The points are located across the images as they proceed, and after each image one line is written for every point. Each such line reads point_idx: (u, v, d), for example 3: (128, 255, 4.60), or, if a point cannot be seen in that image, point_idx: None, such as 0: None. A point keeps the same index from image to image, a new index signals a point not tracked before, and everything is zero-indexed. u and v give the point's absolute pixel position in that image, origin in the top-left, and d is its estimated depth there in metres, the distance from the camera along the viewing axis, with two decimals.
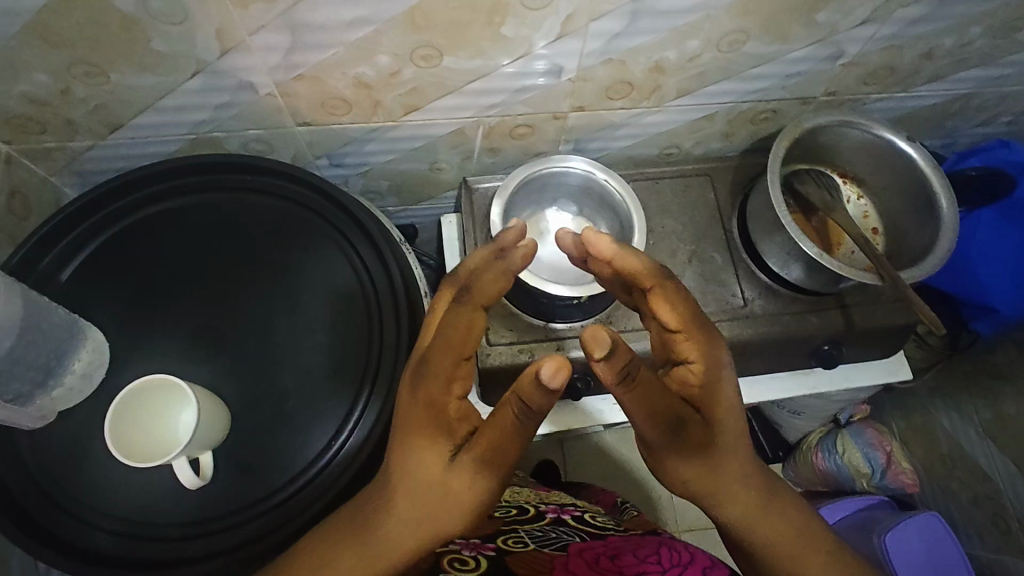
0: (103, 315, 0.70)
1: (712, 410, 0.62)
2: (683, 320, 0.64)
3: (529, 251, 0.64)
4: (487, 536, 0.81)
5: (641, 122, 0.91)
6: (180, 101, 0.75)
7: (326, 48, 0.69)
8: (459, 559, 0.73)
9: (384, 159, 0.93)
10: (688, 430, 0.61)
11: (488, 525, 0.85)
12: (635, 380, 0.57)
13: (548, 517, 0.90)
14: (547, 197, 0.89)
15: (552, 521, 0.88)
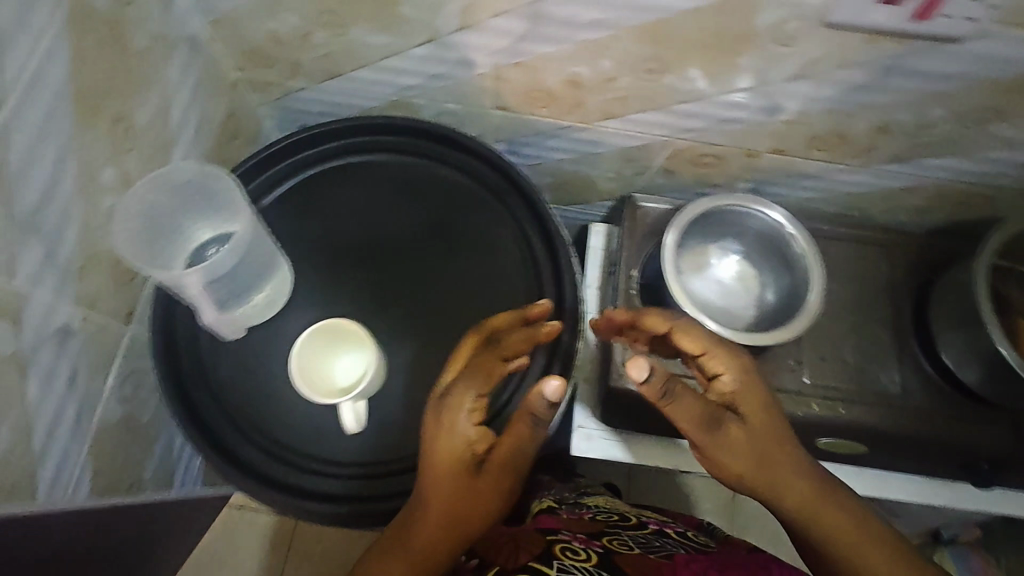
0: (295, 249, 0.76)
1: (749, 410, 0.64)
2: (704, 342, 0.66)
3: (554, 332, 0.67)
4: (590, 534, 0.77)
5: (834, 177, 0.86)
6: (400, 65, 0.78)
7: (556, 43, 0.69)
8: (569, 549, 0.70)
9: (559, 157, 0.94)
10: (738, 443, 0.63)
11: (587, 524, 0.81)
12: (670, 397, 0.61)
13: (650, 527, 0.84)
14: (716, 233, 0.86)
15: (653, 532, 0.82)
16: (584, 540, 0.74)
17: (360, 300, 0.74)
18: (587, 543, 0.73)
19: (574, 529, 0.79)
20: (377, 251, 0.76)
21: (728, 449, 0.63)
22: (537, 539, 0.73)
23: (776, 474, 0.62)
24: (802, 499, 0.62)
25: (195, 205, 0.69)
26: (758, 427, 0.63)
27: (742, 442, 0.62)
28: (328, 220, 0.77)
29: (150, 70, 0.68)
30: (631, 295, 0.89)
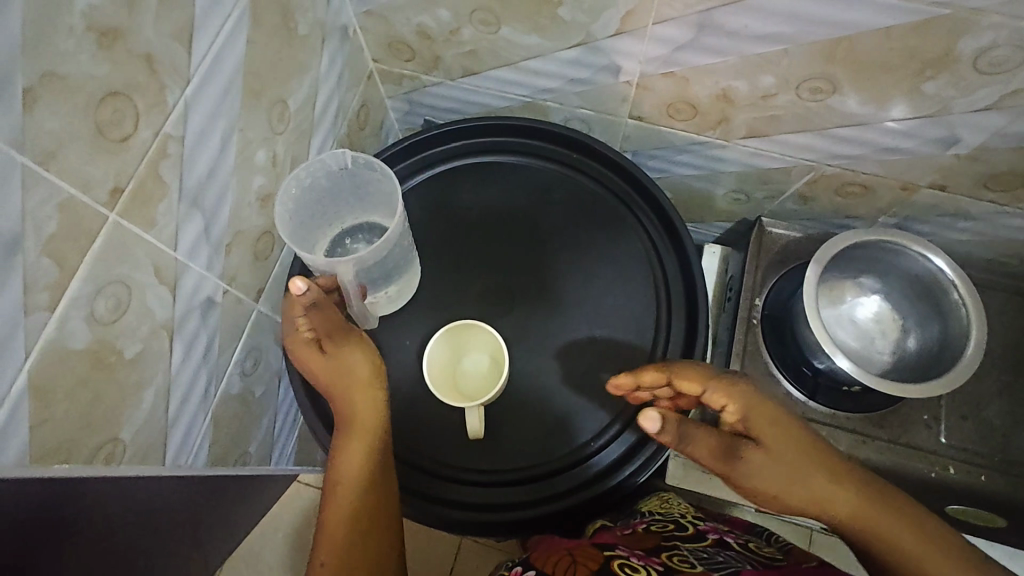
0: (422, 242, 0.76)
1: (762, 431, 0.55)
2: (700, 375, 0.57)
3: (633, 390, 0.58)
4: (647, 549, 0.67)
5: (1000, 221, 0.78)
6: (542, 67, 0.77)
7: (719, 55, 0.66)
8: (626, 565, 0.61)
9: (684, 172, 0.90)
10: (768, 464, 0.54)
11: (644, 537, 0.71)
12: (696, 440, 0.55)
13: (711, 539, 0.73)
14: (855, 267, 0.80)
15: (714, 544, 0.71)
16: (642, 553, 0.65)
17: (483, 301, 0.74)
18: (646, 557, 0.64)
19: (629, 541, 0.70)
20: (502, 253, 0.76)
21: (763, 475, 0.54)
22: (590, 548, 0.65)
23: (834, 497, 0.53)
24: (884, 533, 0.51)
25: (348, 191, 0.70)
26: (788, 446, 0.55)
27: (798, 464, 0.54)
28: (459, 216, 0.78)
29: (308, 56, 0.70)
30: (753, 325, 0.83)
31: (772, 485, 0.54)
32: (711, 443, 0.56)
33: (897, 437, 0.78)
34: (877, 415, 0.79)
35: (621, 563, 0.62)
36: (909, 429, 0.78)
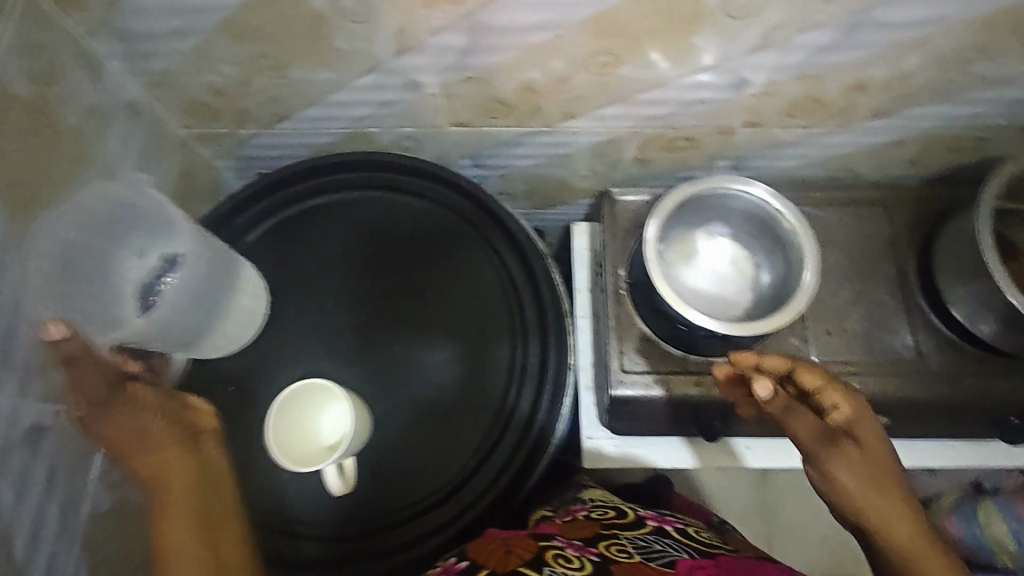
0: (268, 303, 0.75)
1: (865, 435, 0.61)
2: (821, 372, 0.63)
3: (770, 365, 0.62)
4: (586, 540, 0.69)
5: (816, 142, 0.81)
6: (346, 97, 0.75)
7: (501, 51, 0.66)
8: (561, 557, 0.62)
9: (527, 163, 0.90)
10: (860, 465, 0.60)
11: (583, 528, 0.73)
12: (783, 409, 0.60)
13: (650, 526, 0.76)
14: (702, 219, 0.83)
15: (652, 531, 0.74)
16: (580, 545, 0.66)
17: (341, 348, 0.74)
18: (582, 549, 0.65)
19: (569, 533, 0.71)
20: (353, 292, 0.75)
21: (838, 469, 0.60)
22: (526, 540, 0.65)
23: (893, 515, 0.59)
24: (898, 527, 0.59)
25: (126, 227, 0.61)
26: (884, 459, 0.61)
27: (874, 471, 0.60)
28: (306, 265, 0.76)
29: (87, 146, 0.66)
30: (622, 295, 0.85)
31: (846, 481, 0.60)
32: (814, 428, 0.60)
33: None
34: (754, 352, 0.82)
35: (556, 554, 0.62)
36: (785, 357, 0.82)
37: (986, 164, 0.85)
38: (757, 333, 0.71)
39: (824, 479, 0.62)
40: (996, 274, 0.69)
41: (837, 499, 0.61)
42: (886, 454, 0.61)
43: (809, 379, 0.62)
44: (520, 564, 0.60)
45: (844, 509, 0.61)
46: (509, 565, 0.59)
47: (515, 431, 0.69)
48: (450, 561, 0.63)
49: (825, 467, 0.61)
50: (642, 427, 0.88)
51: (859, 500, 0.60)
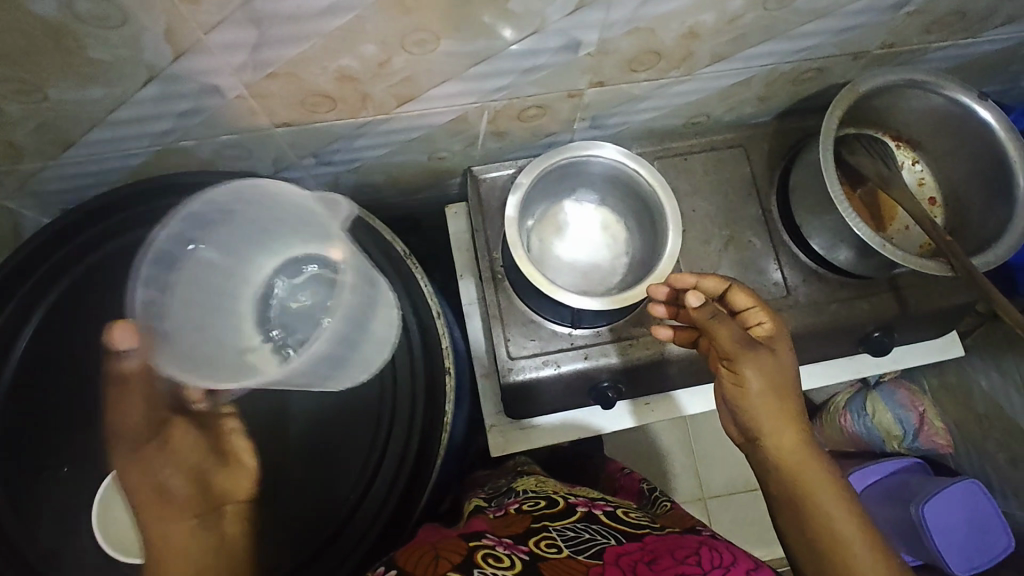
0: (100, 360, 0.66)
1: (781, 354, 0.61)
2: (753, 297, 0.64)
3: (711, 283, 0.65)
4: (515, 536, 0.66)
5: (666, 92, 0.79)
6: (136, 113, 0.64)
7: (299, 41, 0.57)
8: (491, 557, 0.60)
9: (377, 153, 0.83)
10: (773, 380, 0.60)
11: (515, 522, 0.71)
12: (713, 312, 0.60)
13: (579, 512, 0.73)
14: (565, 187, 0.81)
15: (582, 518, 0.71)
16: (510, 542, 0.64)
17: (192, 395, 0.66)
18: (511, 546, 0.63)
19: (500, 529, 0.69)
20: None
21: (751, 376, 0.59)
22: (457, 544, 0.63)
23: (788, 426, 0.59)
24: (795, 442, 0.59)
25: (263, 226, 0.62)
26: (792, 371, 0.60)
27: (782, 383, 0.60)
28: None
29: None
30: (500, 279, 0.82)
31: (754, 389, 0.59)
32: (738, 336, 0.60)
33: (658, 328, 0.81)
34: (637, 315, 0.81)
35: (485, 554, 0.60)
36: None
37: (828, 92, 0.87)
38: (627, 302, 0.72)
39: (733, 380, 0.61)
40: (842, 208, 0.71)
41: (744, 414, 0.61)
42: (792, 365, 0.61)
43: (741, 300, 0.64)
44: (452, 568, 0.57)
45: (741, 412, 0.61)
46: (440, 570, 0.57)
47: (399, 435, 0.67)
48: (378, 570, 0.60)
49: (740, 370, 0.59)
50: (543, 407, 0.87)
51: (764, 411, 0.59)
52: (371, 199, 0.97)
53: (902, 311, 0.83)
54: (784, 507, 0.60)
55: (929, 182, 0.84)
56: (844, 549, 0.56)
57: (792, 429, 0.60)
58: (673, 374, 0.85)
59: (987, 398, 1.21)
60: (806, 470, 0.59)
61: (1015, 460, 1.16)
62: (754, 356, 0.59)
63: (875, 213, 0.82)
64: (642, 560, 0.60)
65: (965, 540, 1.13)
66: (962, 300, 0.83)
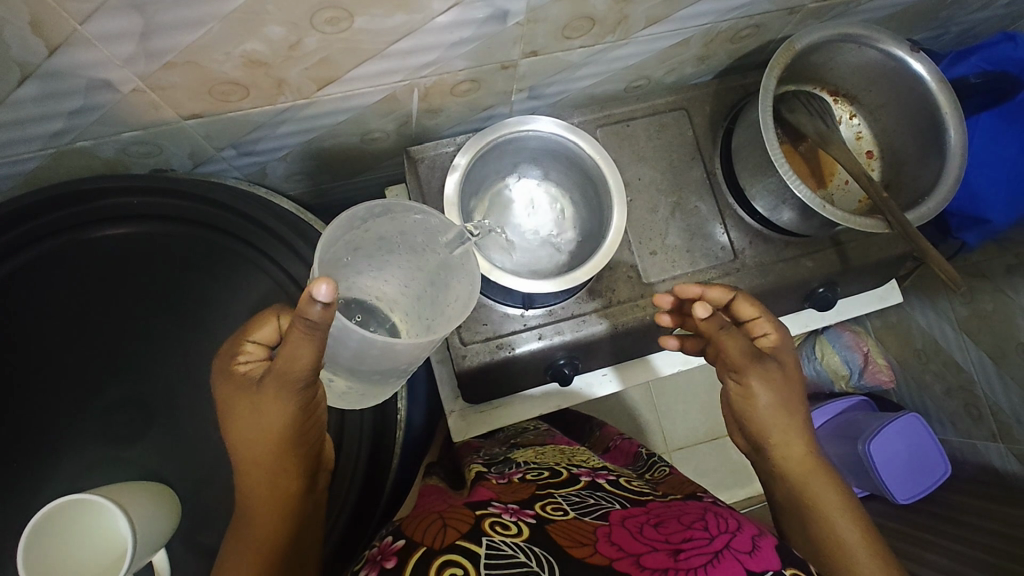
0: (11, 393, 0.61)
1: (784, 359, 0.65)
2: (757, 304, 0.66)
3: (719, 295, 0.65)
4: (522, 502, 0.63)
5: (604, 58, 0.76)
6: (16, 115, 0.57)
7: (193, 27, 0.51)
8: (498, 524, 0.56)
9: (304, 138, 0.77)
10: (780, 386, 0.64)
11: (519, 490, 0.67)
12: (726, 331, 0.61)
13: (584, 481, 0.70)
14: (506, 164, 0.78)
15: (587, 485, 0.68)
16: (516, 508, 0.60)
17: (122, 418, 0.62)
18: (517, 512, 0.59)
19: (506, 496, 0.65)
20: (115, 351, 0.63)
21: (759, 388, 0.64)
22: (462, 512, 0.59)
23: (793, 436, 0.65)
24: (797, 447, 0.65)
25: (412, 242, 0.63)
26: (796, 379, 0.65)
27: (789, 393, 0.65)
28: (48, 331, 0.63)
29: None
30: None
31: (763, 400, 0.64)
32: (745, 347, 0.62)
33: (610, 301, 0.80)
34: (587, 289, 0.80)
35: (492, 521, 0.57)
36: (620, 285, 0.80)
37: (767, 48, 0.85)
38: (578, 282, 0.71)
39: (743, 392, 0.65)
40: (782, 171, 0.70)
41: (752, 419, 0.66)
42: (795, 373, 0.66)
43: (747, 311, 0.66)
44: (457, 537, 0.54)
45: (749, 422, 0.66)
46: (446, 540, 0.53)
47: (356, 430, 0.68)
48: (387, 541, 0.58)
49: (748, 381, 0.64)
50: (503, 388, 0.86)
51: (772, 418, 0.64)
52: (305, 186, 0.91)
53: (845, 266, 0.85)
54: (789, 504, 0.67)
55: (866, 135, 0.84)
56: (839, 544, 0.61)
57: (798, 439, 0.65)
58: (626, 344, 0.86)
59: (924, 335, 1.27)
60: (805, 472, 0.65)
61: (950, 390, 1.23)
62: (761, 368, 0.63)
63: (815, 170, 0.83)
64: (649, 522, 0.58)
65: (907, 470, 1.20)
66: (901, 250, 0.85)
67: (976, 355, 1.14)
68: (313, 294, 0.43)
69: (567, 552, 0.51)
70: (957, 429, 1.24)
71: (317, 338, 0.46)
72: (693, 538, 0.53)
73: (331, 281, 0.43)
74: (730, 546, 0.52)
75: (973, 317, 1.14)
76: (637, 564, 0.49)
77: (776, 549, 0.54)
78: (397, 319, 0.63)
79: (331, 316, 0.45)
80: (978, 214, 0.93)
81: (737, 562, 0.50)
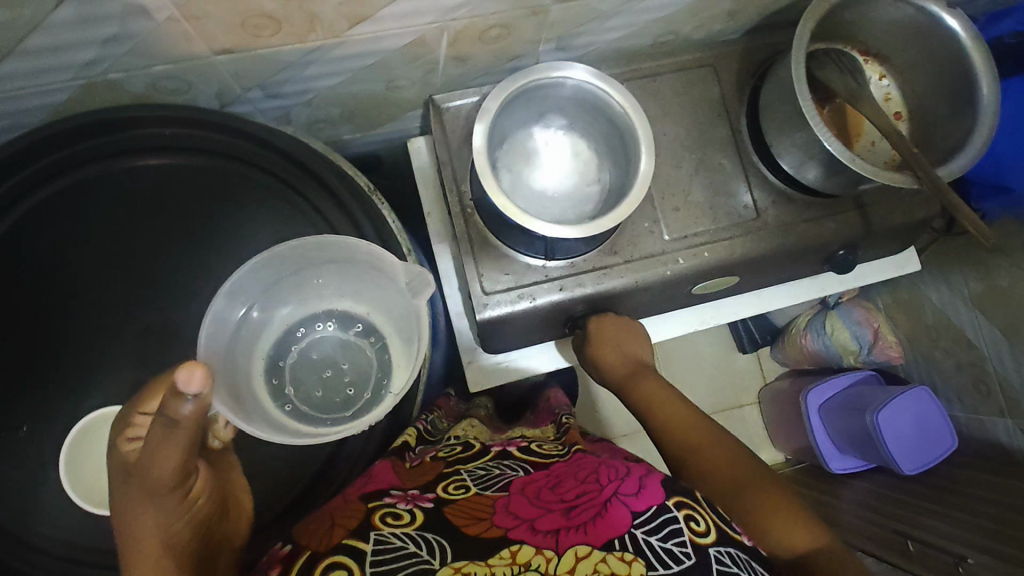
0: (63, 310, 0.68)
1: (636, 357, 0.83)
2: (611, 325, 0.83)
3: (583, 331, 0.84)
4: (424, 485, 0.66)
5: (635, 7, 0.75)
6: (50, 41, 0.57)
7: None
8: (390, 515, 0.59)
9: (331, 83, 0.77)
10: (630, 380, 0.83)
11: (426, 471, 0.70)
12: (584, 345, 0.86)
13: (493, 451, 0.75)
14: (534, 112, 0.78)
15: (496, 456, 0.73)
16: (414, 494, 0.63)
17: None
18: (415, 499, 0.62)
19: (408, 480, 0.67)
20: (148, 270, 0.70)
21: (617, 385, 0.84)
22: (355, 506, 0.62)
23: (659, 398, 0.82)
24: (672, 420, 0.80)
25: (325, 290, 0.70)
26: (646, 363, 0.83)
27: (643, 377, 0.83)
28: (95, 257, 0.69)
29: None
30: (470, 212, 0.79)
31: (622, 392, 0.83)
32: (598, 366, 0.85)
33: (631, 255, 0.80)
34: (608, 244, 0.80)
35: (384, 513, 0.60)
36: (640, 241, 0.81)
37: (798, 5, 0.84)
38: (605, 229, 0.70)
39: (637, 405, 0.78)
40: (815, 126, 0.70)
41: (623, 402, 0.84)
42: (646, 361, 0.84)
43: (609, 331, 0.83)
44: (344, 535, 0.57)
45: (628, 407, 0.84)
46: (332, 541, 0.56)
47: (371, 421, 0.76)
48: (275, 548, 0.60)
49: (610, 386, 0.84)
50: (521, 340, 0.86)
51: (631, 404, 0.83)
52: (325, 135, 0.91)
53: (866, 229, 0.84)
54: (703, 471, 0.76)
55: (896, 96, 0.83)
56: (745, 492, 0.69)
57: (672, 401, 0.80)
58: (647, 300, 0.86)
59: (936, 311, 1.28)
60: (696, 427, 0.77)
61: (960, 366, 1.25)
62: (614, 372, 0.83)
63: (843, 130, 0.82)
64: (548, 485, 0.63)
65: (914, 442, 1.20)
66: (922, 216, 0.85)
67: (988, 330, 1.15)
68: (180, 380, 0.48)
69: (462, 531, 0.57)
70: (965, 405, 1.25)
71: (180, 433, 0.52)
72: (585, 492, 0.60)
73: (192, 368, 0.49)
74: (618, 491, 0.60)
75: (989, 293, 1.14)
76: (531, 531, 0.55)
77: (663, 482, 0.62)
78: (358, 374, 0.70)
79: (201, 408, 0.51)
80: (1001, 183, 0.93)
81: (623, 506, 0.58)
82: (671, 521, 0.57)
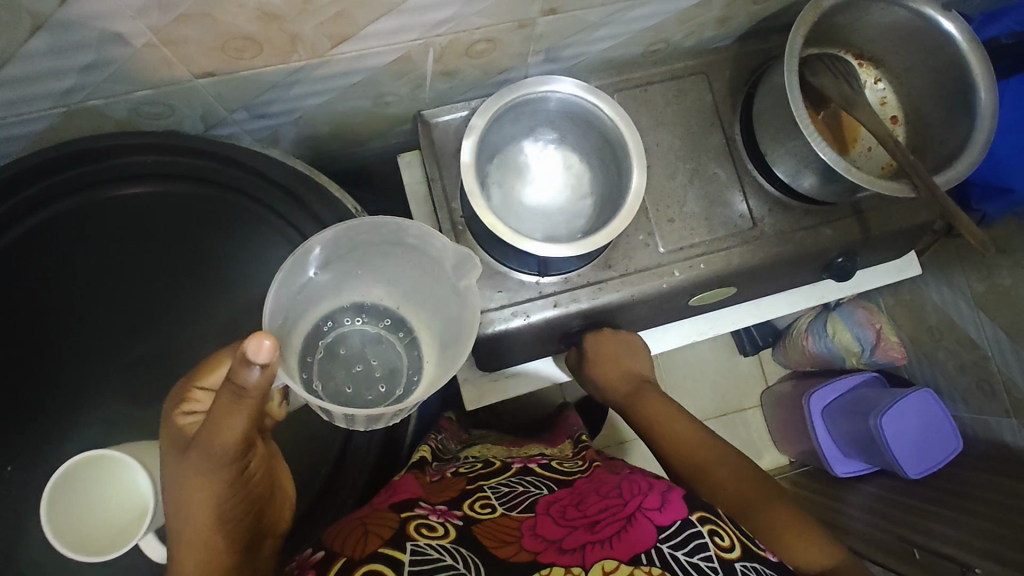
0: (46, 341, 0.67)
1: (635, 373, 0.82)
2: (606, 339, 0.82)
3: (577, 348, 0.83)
4: (449, 501, 0.65)
5: (624, 17, 0.74)
6: (26, 70, 0.56)
7: None
8: (423, 526, 0.58)
9: (317, 101, 0.76)
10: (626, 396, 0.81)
11: (449, 487, 0.69)
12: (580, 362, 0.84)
13: (514, 467, 0.74)
14: (523, 126, 0.77)
15: (517, 472, 0.72)
16: (443, 509, 0.62)
17: None
18: (445, 514, 0.61)
19: (433, 495, 0.67)
20: (135, 298, 0.69)
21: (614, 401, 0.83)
22: (387, 515, 0.60)
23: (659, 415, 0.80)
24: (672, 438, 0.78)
25: (360, 274, 0.66)
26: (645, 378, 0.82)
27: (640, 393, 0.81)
28: (79, 286, 0.68)
29: None
30: (461, 229, 0.78)
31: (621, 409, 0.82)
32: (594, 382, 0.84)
33: (626, 268, 0.79)
34: (602, 257, 0.79)
35: (418, 524, 0.58)
36: (635, 254, 0.79)
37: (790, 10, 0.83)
38: (598, 245, 0.69)
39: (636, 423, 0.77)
40: (810, 134, 0.68)
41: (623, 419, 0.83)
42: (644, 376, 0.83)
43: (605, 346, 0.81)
44: (380, 543, 0.55)
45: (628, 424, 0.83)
46: (367, 549, 0.55)
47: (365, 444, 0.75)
48: (307, 555, 0.58)
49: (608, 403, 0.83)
50: (518, 357, 0.84)
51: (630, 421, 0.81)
52: (314, 152, 0.90)
53: (864, 235, 0.83)
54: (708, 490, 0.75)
55: (891, 100, 0.82)
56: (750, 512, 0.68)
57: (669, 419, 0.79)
58: (644, 313, 0.84)
59: (938, 311, 1.27)
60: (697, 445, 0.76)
61: (964, 367, 1.23)
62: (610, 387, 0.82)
63: (838, 135, 0.81)
64: (572, 502, 0.62)
65: (918, 443, 1.19)
66: (921, 221, 0.84)
67: (991, 331, 1.13)
68: (247, 353, 0.46)
69: (493, 551, 0.55)
70: (970, 406, 1.24)
71: (246, 403, 0.48)
72: (609, 508, 0.60)
73: (262, 338, 0.46)
74: (642, 505, 0.59)
75: (992, 293, 1.12)
76: (561, 549, 0.54)
77: (686, 499, 0.62)
78: (389, 369, 0.67)
79: (269, 375, 0.48)
80: (1001, 184, 0.92)
81: (648, 520, 0.57)
82: (695, 537, 0.57)
